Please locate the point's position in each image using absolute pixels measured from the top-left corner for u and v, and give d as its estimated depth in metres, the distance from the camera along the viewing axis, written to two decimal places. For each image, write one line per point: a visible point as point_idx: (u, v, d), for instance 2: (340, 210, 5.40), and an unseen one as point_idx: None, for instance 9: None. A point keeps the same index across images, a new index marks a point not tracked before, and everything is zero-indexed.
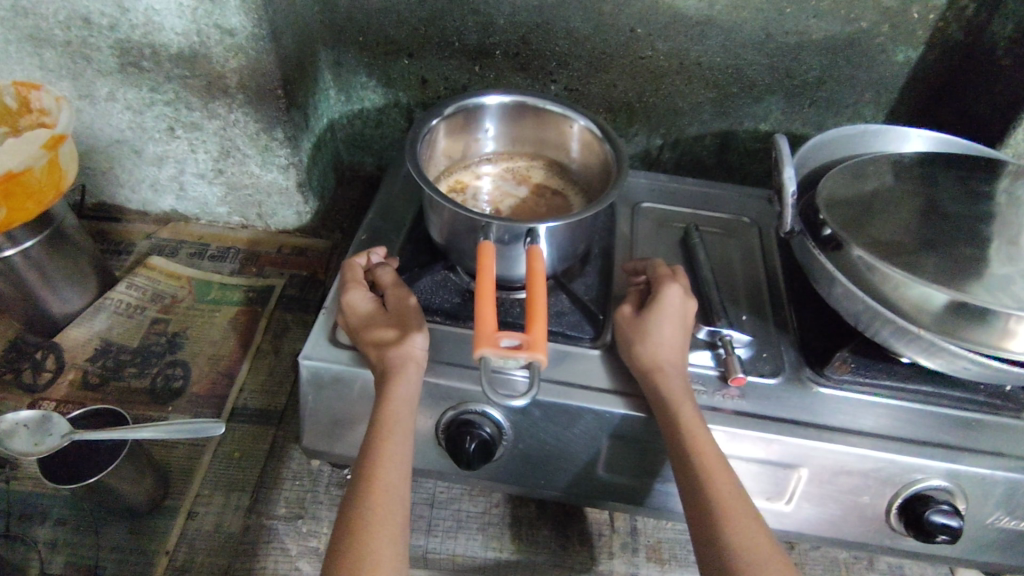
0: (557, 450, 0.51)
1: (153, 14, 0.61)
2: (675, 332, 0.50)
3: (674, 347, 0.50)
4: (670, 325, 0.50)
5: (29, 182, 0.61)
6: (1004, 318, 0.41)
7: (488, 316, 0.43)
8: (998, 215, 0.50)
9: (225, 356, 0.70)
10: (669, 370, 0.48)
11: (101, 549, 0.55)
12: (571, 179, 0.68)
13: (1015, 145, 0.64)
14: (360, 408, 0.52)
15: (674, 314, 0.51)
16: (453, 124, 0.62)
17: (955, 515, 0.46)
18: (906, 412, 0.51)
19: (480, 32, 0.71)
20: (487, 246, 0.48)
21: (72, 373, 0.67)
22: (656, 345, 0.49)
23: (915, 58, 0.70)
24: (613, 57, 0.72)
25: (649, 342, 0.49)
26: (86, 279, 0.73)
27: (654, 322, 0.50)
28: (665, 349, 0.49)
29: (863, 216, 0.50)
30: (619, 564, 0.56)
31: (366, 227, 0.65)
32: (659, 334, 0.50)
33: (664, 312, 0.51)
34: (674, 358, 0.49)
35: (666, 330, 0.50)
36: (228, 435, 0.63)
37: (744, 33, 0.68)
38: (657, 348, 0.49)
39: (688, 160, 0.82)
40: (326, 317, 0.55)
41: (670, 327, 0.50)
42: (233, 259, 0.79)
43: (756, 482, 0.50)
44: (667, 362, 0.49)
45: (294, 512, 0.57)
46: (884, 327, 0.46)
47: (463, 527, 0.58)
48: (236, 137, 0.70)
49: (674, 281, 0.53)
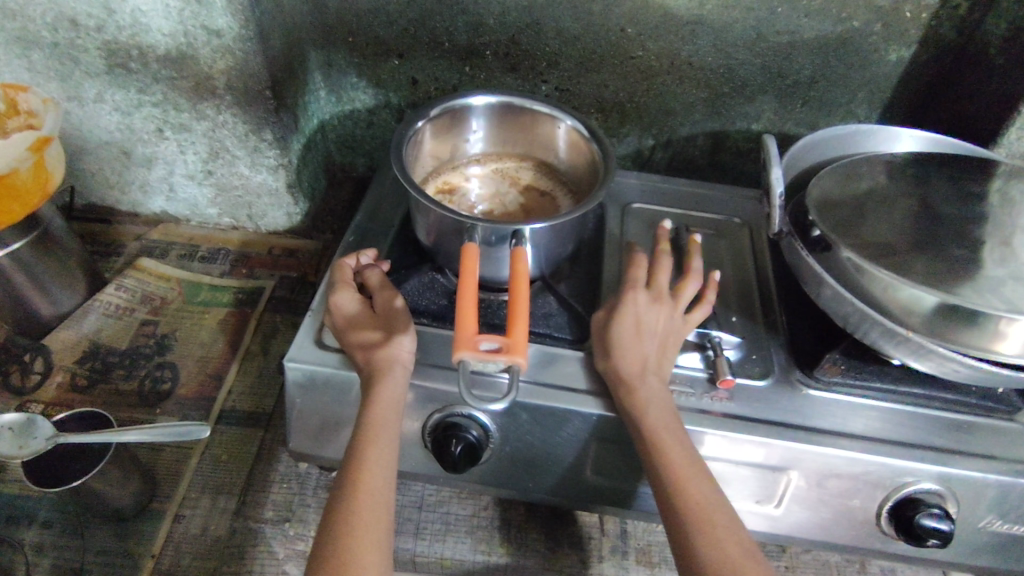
0: (543, 453, 0.50)
1: (139, 15, 0.61)
2: (641, 340, 0.49)
3: (642, 355, 0.49)
4: (635, 334, 0.49)
5: (15, 183, 0.61)
6: (995, 320, 0.40)
7: (467, 319, 0.43)
8: (991, 216, 0.49)
9: (214, 358, 0.69)
10: (636, 380, 0.47)
11: (86, 553, 0.55)
12: (559, 179, 0.67)
13: (1009, 144, 0.62)
14: (346, 410, 0.52)
15: (637, 323, 0.50)
16: (440, 125, 0.62)
17: (945, 519, 0.45)
18: (897, 414, 0.51)
19: (470, 32, 0.71)
20: (471, 246, 0.47)
21: (60, 375, 0.67)
22: (621, 358, 0.48)
23: (907, 58, 0.69)
24: (604, 57, 0.71)
25: (613, 355, 0.49)
26: (75, 280, 0.73)
27: (619, 333, 0.50)
28: (629, 359, 0.48)
29: (854, 217, 0.49)
30: (608, 567, 0.56)
31: (354, 228, 0.64)
32: (623, 346, 0.49)
33: (625, 322, 0.50)
34: (640, 367, 0.48)
35: (631, 340, 0.49)
36: (216, 439, 0.63)
37: (735, 33, 0.68)
38: (622, 360, 0.48)
39: (681, 161, 0.81)
40: (313, 318, 0.55)
41: (635, 337, 0.49)
42: (223, 260, 0.79)
43: (744, 485, 0.49)
44: (632, 373, 0.48)
45: (282, 515, 0.57)
46: (873, 329, 0.46)
47: (451, 530, 0.57)
48: (225, 139, 0.70)
49: (640, 290, 0.52)
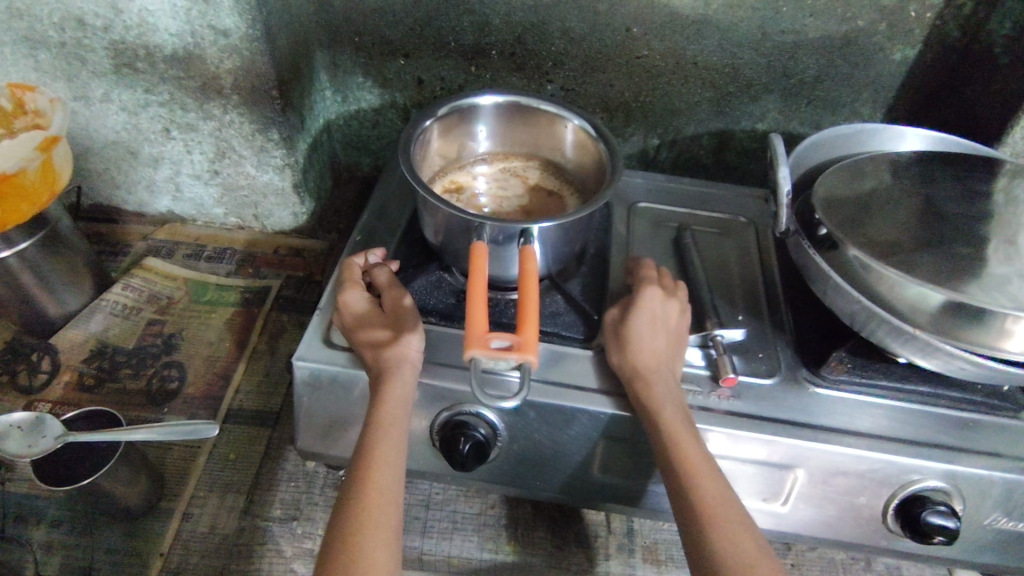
0: (552, 452, 0.51)
1: (146, 15, 0.61)
2: (655, 336, 0.50)
3: (655, 352, 0.49)
4: (650, 329, 0.50)
5: (22, 184, 0.61)
6: (1002, 318, 0.40)
7: (478, 317, 0.43)
8: (996, 215, 0.49)
9: (221, 358, 0.69)
10: (649, 377, 0.48)
11: (95, 551, 0.55)
12: (565, 179, 0.67)
13: (1013, 143, 0.63)
14: (355, 409, 0.52)
15: (651, 319, 0.51)
16: (447, 125, 0.62)
17: (951, 516, 0.46)
18: (905, 412, 0.51)
19: (476, 32, 0.71)
20: (480, 245, 0.48)
21: (68, 375, 0.67)
22: (635, 353, 0.49)
23: (912, 57, 0.70)
24: (609, 57, 0.71)
25: (629, 351, 0.49)
26: (82, 280, 0.73)
27: (633, 329, 0.50)
28: (644, 356, 0.49)
29: (861, 215, 0.49)
30: (615, 565, 0.56)
31: (361, 227, 0.65)
32: (639, 341, 0.49)
33: (640, 318, 0.51)
34: (654, 364, 0.48)
35: (645, 336, 0.50)
36: (223, 438, 0.63)
37: (740, 33, 0.68)
38: (637, 356, 0.49)
39: (686, 160, 0.81)
40: (321, 316, 0.55)
41: (649, 333, 0.50)
42: (230, 260, 0.79)
43: (752, 482, 0.50)
44: (647, 370, 0.48)
45: (289, 514, 0.57)
46: (880, 327, 0.46)
47: (459, 529, 0.58)
48: (231, 138, 0.70)
49: (654, 287, 0.53)
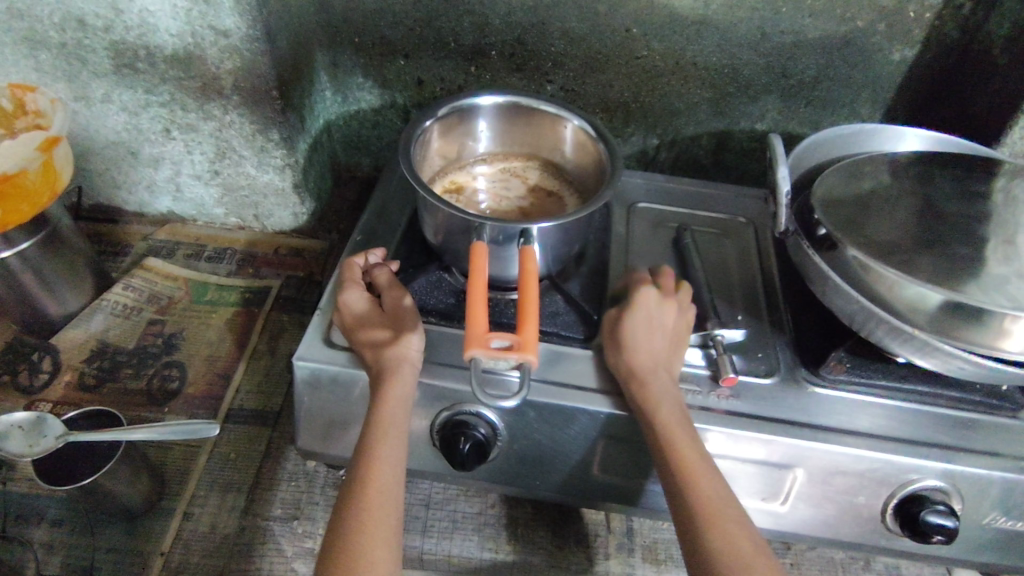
0: (552, 451, 0.51)
1: (147, 15, 0.61)
2: (653, 337, 0.50)
3: (653, 353, 0.49)
4: (647, 331, 0.50)
5: (22, 184, 0.61)
6: (1001, 318, 0.41)
7: (479, 317, 0.43)
8: (995, 215, 0.50)
9: (222, 358, 0.70)
10: (647, 377, 0.48)
11: (96, 550, 0.55)
12: (565, 179, 0.68)
13: (1012, 144, 0.63)
14: (355, 408, 0.52)
15: (649, 320, 0.51)
16: (447, 125, 0.62)
17: (950, 515, 0.46)
18: (903, 412, 0.51)
19: (476, 32, 0.71)
20: (480, 245, 0.48)
21: (68, 374, 0.67)
22: (632, 354, 0.49)
23: (911, 57, 0.70)
24: (609, 58, 0.72)
25: (626, 352, 0.49)
26: (83, 280, 0.73)
27: (631, 330, 0.50)
28: (641, 357, 0.49)
29: (860, 215, 0.50)
30: (614, 564, 0.56)
31: (361, 227, 0.65)
32: (636, 342, 0.50)
33: (638, 319, 0.51)
34: (652, 365, 0.49)
35: (643, 337, 0.50)
36: (224, 437, 0.63)
37: (739, 33, 0.68)
38: (635, 357, 0.49)
39: (686, 160, 0.81)
40: (321, 316, 0.55)
41: (647, 334, 0.50)
42: (230, 260, 0.79)
43: (751, 482, 0.50)
44: (644, 370, 0.48)
45: (290, 513, 0.57)
46: (879, 327, 0.46)
47: (459, 528, 0.58)
48: (232, 138, 0.70)
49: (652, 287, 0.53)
